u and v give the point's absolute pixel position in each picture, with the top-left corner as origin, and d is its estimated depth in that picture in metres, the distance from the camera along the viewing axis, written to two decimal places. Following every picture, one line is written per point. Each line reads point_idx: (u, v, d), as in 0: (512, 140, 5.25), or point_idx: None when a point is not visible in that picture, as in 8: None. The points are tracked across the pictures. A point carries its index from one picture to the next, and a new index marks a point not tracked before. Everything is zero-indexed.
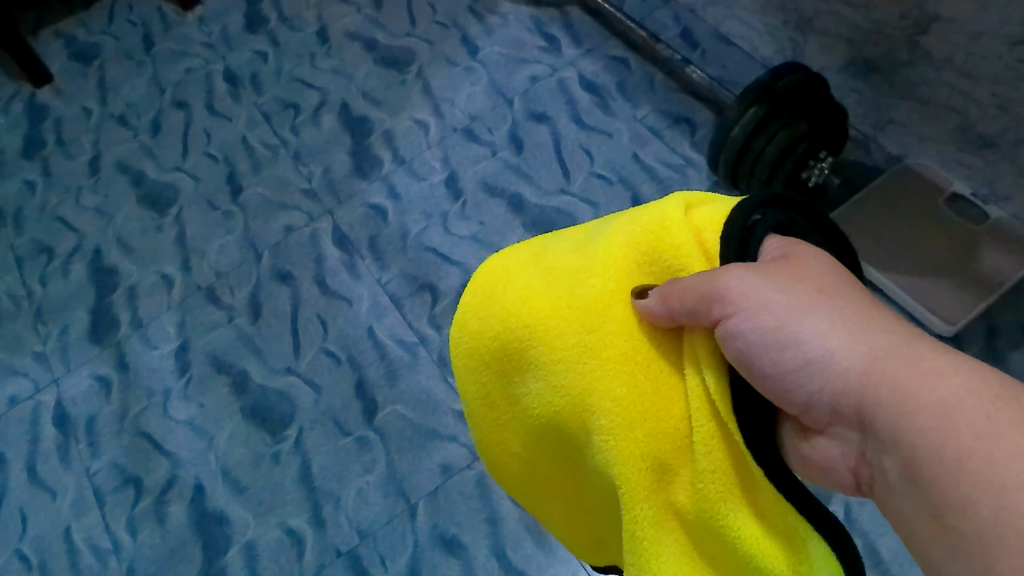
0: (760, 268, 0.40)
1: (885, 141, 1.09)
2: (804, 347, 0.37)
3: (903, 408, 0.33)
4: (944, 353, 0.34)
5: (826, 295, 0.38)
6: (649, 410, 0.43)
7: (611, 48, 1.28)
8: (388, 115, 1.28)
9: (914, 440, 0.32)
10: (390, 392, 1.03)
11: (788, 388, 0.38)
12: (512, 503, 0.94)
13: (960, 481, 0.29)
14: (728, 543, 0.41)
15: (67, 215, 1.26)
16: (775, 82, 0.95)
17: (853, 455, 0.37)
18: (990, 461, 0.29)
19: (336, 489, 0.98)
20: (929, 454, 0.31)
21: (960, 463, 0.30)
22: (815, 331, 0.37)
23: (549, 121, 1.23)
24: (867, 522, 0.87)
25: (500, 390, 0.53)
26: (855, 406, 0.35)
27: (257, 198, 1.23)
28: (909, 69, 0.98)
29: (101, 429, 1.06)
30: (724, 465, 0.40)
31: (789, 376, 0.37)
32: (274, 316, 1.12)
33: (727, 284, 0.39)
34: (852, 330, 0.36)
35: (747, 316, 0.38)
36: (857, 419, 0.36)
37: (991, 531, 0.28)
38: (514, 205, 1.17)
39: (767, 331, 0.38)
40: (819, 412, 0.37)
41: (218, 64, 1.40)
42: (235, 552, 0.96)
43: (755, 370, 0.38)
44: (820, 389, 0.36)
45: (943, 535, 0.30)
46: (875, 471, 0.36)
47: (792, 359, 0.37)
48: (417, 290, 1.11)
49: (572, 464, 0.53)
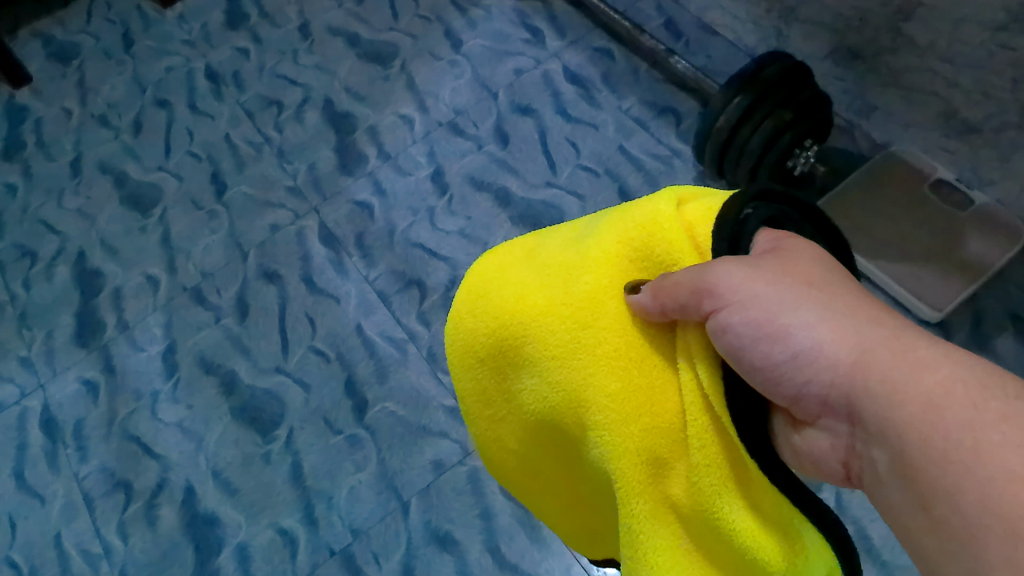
0: (749, 261, 0.39)
1: (870, 127, 1.10)
2: (792, 341, 0.37)
3: (892, 400, 0.32)
4: (932, 343, 0.33)
5: (815, 287, 0.38)
6: (644, 405, 0.43)
7: (594, 40, 1.28)
8: (372, 110, 1.28)
9: (903, 432, 0.32)
10: (380, 389, 1.03)
11: (776, 382, 0.37)
12: (506, 499, 0.94)
13: (947, 471, 0.29)
14: (724, 537, 0.41)
15: (50, 217, 1.25)
16: (761, 71, 0.96)
17: (843, 447, 0.37)
18: (976, 452, 0.29)
19: (328, 488, 0.97)
20: (918, 446, 0.31)
21: (948, 454, 0.30)
22: (803, 325, 0.37)
23: (534, 114, 1.23)
24: (859, 509, 0.87)
25: (495, 388, 0.53)
26: (843, 399, 0.35)
27: (242, 197, 1.22)
28: (892, 55, 1.00)
29: (89, 433, 1.05)
30: (719, 458, 0.40)
31: (778, 369, 0.37)
32: (262, 316, 1.11)
33: (716, 277, 0.39)
34: (840, 323, 0.36)
35: (736, 310, 0.38)
36: (846, 411, 0.35)
37: (979, 519, 0.28)
38: (501, 199, 1.16)
39: (756, 325, 0.38)
40: (808, 405, 0.37)
41: (200, 62, 1.38)
42: (228, 554, 0.95)
43: (745, 364, 0.38)
44: (809, 381, 0.36)
45: (931, 525, 0.30)
46: (864, 463, 0.36)
47: (781, 353, 0.37)
48: (405, 286, 1.10)
49: (568, 459, 0.53)
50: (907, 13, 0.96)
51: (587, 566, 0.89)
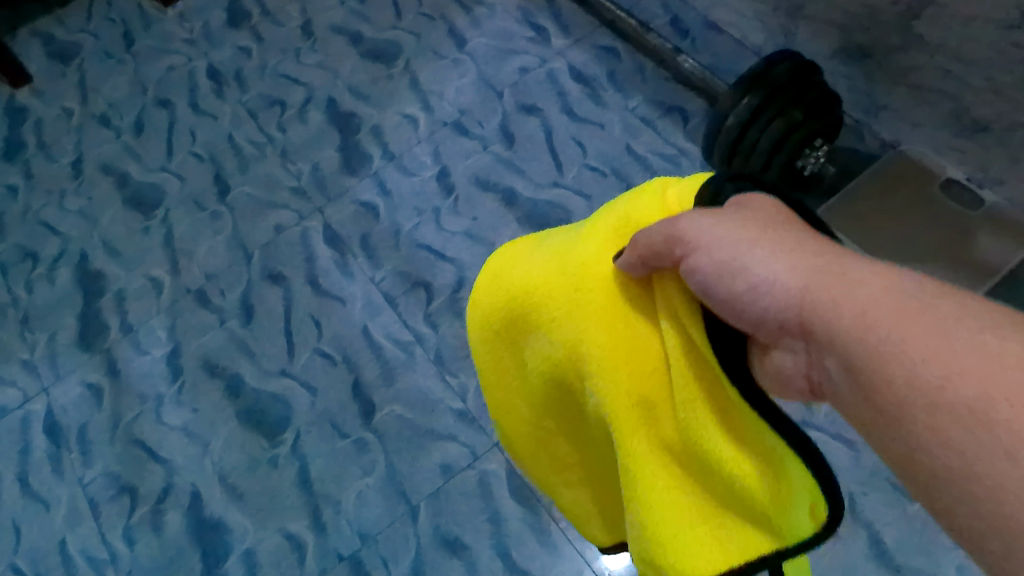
0: (713, 213, 0.37)
1: (879, 126, 1.07)
2: (750, 274, 0.33)
3: (859, 328, 0.28)
4: (905, 272, 0.29)
5: (773, 229, 0.34)
6: (632, 352, 0.42)
7: (600, 38, 1.27)
8: (376, 110, 1.27)
9: (873, 363, 0.27)
10: (388, 392, 1.02)
11: (741, 312, 0.33)
12: (515, 502, 0.93)
13: (935, 409, 0.25)
14: (719, 474, 0.40)
15: (51, 219, 1.24)
16: (771, 70, 0.94)
17: (805, 365, 0.32)
18: (973, 412, 0.24)
19: (335, 493, 0.97)
20: (893, 382, 0.26)
21: (934, 390, 0.25)
22: (762, 259, 0.32)
23: (539, 113, 1.22)
24: (873, 511, 0.88)
25: (510, 358, 0.54)
26: (803, 326, 0.30)
27: (246, 198, 1.21)
28: (901, 53, 1.00)
29: (93, 437, 1.04)
30: (699, 393, 0.39)
31: (741, 298, 0.33)
32: (267, 318, 1.10)
33: (687, 226, 0.37)
34: (801, 256, 0.32)
35: (703, 253, 0.35)
36: (809, 341, 0.31)
37: (978, 462, 0.23)
38: (507, 199, 1.15)
39: (720, 264, 0.34)
40: (767, 330, 0.32)
41: (201, 61, 1.37)
42: (235, 559, 0.95)
43: (715, 300, 0.34)
44: (770, 309, 0.32)
45: (913, 473, 0.26)
46: (828, 387, 0.31)
47: (742, 286, 0.33)
48: (411, 288, 1.09)
49: (577, 418, 0.52)
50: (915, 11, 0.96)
51: (598, 569, 0.88)
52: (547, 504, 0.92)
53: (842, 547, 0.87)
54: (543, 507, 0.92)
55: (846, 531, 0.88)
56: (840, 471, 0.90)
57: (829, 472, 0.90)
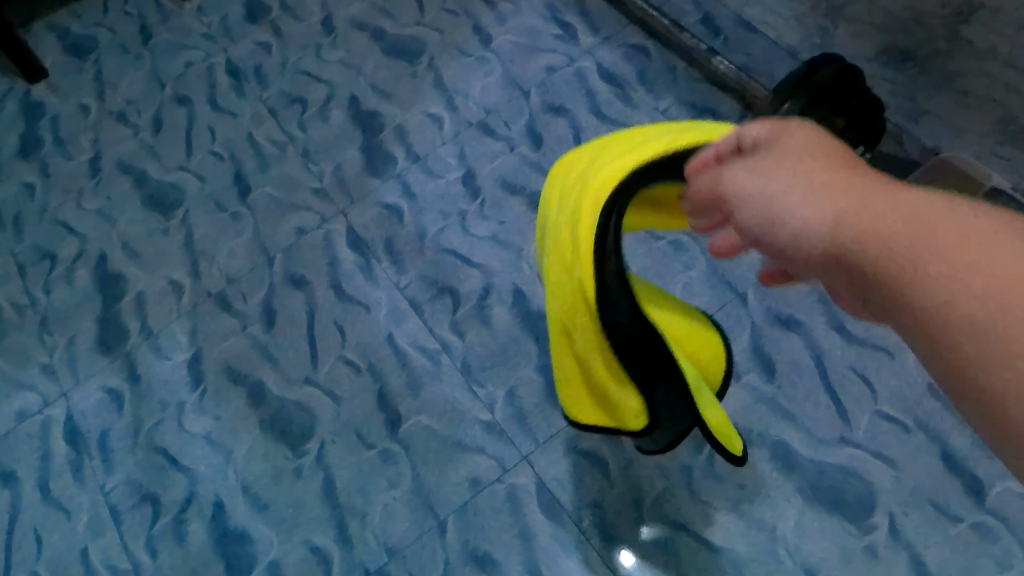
0: (753, 164, 0.47)
1: (919, 131, 1.04)
2: (789, 223, 0.42)
3: (872, 251, 0.36)
4: (909, 191, 0.36)
5: (814, 175, 0.42)
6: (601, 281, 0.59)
7: (629, 36, 1.24)
8: (399, 109, 1.24)
9: (893, 276, 0.34)
10: (414, 402, 1.00)
11: (790, 248, 0.42)
12: (546, 519, 0.91)
13: (936, 304, 0.32)
14: None
15: (69, 219, 1.21)
16: (814, 73, 0.92)
17: (858, 300, 0.41)
18: (949, 305, 0.31)
19: (361, 505, 0.95)
20: (907, 289, 0.33)
21: (936, 281, 0.32)
22: (800, 204, 0.41)
23: (567, 114, 1.19)
24: (913, 533, 0.85)
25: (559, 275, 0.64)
26: (833, 260, 0.39)
27: (267, 199, 1.19)
28: (948, 58, 1.05)
29: (114, 444, 1.03)
30: None
31: (785, 235, 0.42)
32: (290, 324, 1.08)
33: (746, 186, 0.46)
34: (827, 201, 0.40)
35: (767, 205, 0.44)
36: (843, 272, 0.39)
37: (972, 337, 0.30)
38: (535, 203, 1.12)
39: (766, 218, 0.44)
40: (817, 268, 0.41)
41: (220, 56, 1.35)
42: (261, 571, 0.93)
43: (779, 242, 0.43)
44: (811, 249, 0.40)
45: (940, 363, 0.32)
46: (871, 305, 0.39)
47: (787, 232, 0.42)
48: (437, 294, 1.07)
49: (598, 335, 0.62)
50: (965, 15, 1.05)
51: None
52: (578, 521, 0.90)
53: (882, 569, 0.84)
54: (573, 524, 0.90)
55: (887, 552, 0.85)
56: (881, 490, 0.87)
57: (870, 492, 0.87)
